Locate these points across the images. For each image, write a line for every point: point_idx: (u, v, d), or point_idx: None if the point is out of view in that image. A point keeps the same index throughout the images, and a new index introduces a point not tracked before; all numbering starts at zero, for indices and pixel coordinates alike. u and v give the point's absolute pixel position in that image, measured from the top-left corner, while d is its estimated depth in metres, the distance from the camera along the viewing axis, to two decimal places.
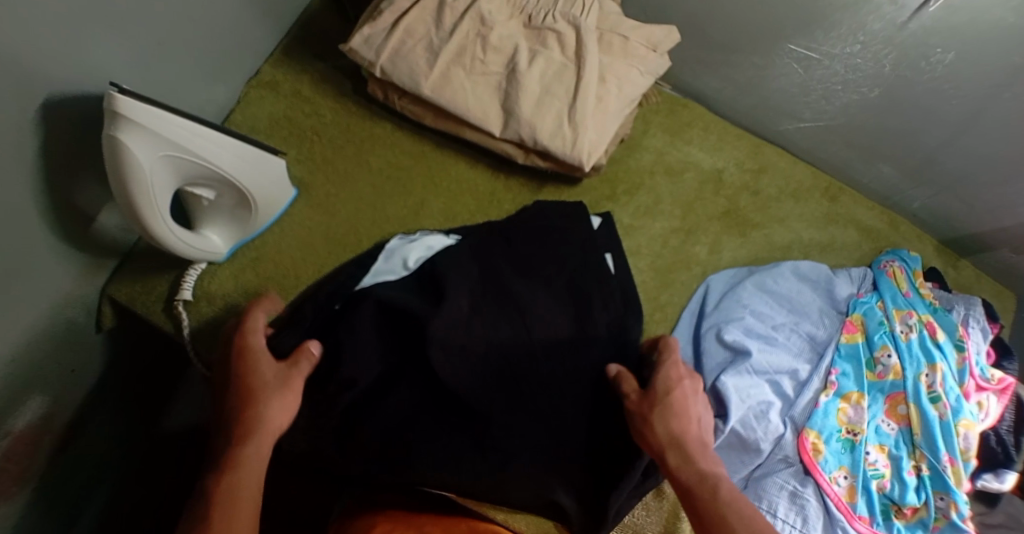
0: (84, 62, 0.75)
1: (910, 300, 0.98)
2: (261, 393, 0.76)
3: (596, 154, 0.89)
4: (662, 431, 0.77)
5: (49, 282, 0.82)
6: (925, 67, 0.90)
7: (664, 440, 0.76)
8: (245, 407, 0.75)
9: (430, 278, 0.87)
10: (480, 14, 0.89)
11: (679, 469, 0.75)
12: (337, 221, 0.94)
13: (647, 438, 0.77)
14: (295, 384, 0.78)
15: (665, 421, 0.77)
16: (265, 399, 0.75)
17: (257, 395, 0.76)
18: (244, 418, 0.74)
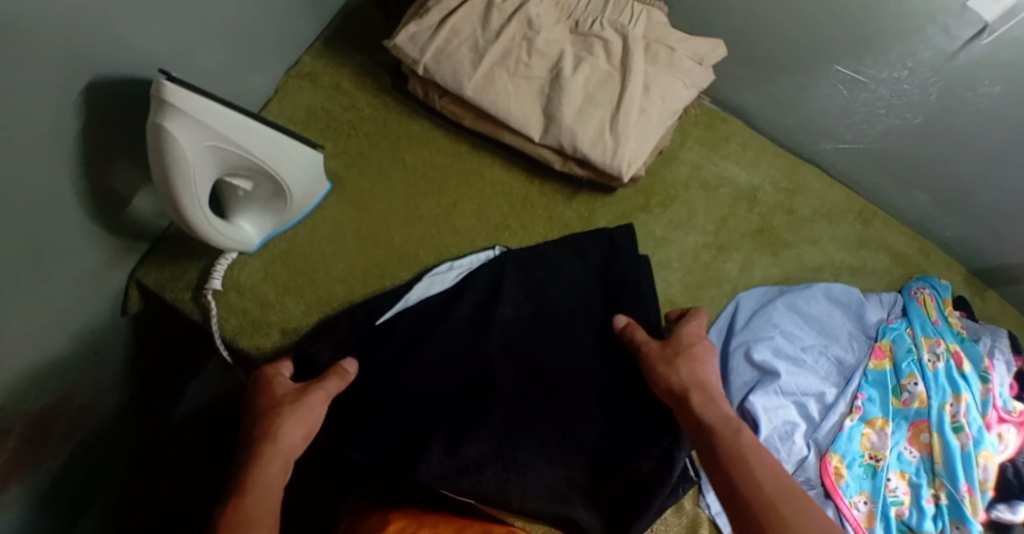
0: (129, 46, 0.74)
1: (939, 328, 0.97)
2: (276, 418, 0.73)
3: (636, 165, 0.89)
4: (683, 379, 0.78)
5: (79, 264, 0.82)
6: (972, 98, 0.89)
7: (685, 382, 0.78)
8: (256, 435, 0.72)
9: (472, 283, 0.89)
10: (528, 17, 0.88)
11: (711, 422, 0.73)
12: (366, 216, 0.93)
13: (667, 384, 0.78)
14: (313, 405, 0.75)
15: (683, 365, 0.79)
16: (276, 419, 0.73)
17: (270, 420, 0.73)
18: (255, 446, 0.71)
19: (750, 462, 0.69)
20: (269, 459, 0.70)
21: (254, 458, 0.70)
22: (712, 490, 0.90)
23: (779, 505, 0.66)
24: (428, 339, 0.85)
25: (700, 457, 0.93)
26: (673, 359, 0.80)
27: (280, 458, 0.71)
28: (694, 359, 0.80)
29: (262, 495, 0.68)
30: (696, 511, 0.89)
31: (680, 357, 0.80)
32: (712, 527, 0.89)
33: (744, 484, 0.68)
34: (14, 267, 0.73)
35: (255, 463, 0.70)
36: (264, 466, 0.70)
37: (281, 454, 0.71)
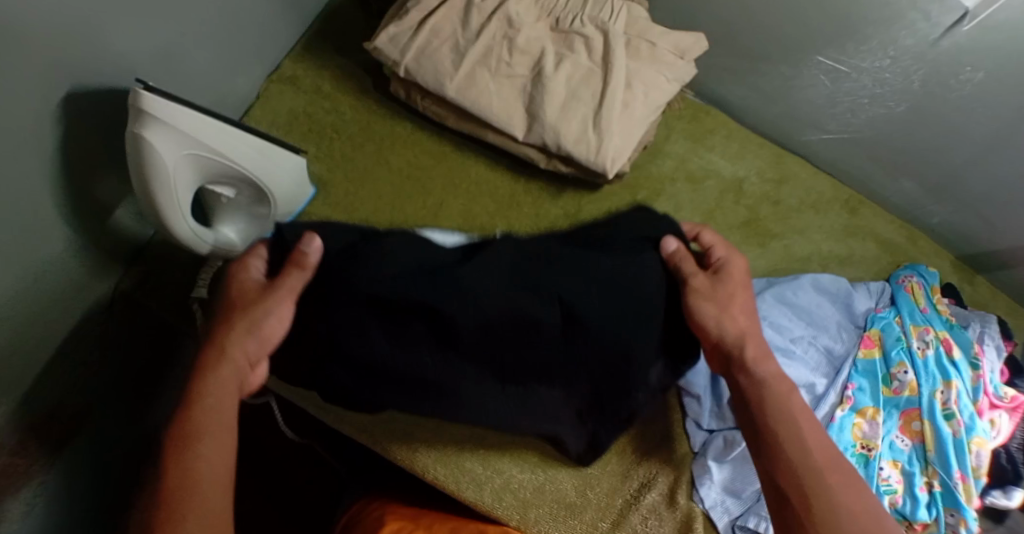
0: (105, 55, 0.73)
1: (927, 316, 0.98)
2: (229, 323, 0.70)
3: (620, 160, 0.88)
4: (728, 328, 0.74)
5: (64, 276, 0.81)
6: (954, 85, 0.89)
7: (738, 332, 0.74)
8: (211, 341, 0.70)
9: None
10: (508, 16, 0.88)
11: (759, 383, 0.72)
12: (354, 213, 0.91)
13: (715, 329, 0.74)
14: (274, 305, 0.71)
15: (734, 313, 0.75)
16: (229, 323, 0.70)
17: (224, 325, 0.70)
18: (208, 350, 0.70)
19: (805, 445, 0.70)
20: (225, 363, 0.69)
21: (206, 366, 0.69)
22: (706, 484, 0.88)
23: (829, 490, 0.67)
24: None
25: (693, 451, 0.91)
26: (723, 300, 0.75)
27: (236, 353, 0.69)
28: (741, 307, 0.76)
29: (209, 402, 0.68)
30: (690, 506, 0.88)
31: (727, 300, 0.75)
32: (706, 522, 0.87)
33: (795, 466, 0.69)
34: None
35: (206, 368, 0.69)
36: (216, 374, 0.69)
37: (237, 348, 0.69)
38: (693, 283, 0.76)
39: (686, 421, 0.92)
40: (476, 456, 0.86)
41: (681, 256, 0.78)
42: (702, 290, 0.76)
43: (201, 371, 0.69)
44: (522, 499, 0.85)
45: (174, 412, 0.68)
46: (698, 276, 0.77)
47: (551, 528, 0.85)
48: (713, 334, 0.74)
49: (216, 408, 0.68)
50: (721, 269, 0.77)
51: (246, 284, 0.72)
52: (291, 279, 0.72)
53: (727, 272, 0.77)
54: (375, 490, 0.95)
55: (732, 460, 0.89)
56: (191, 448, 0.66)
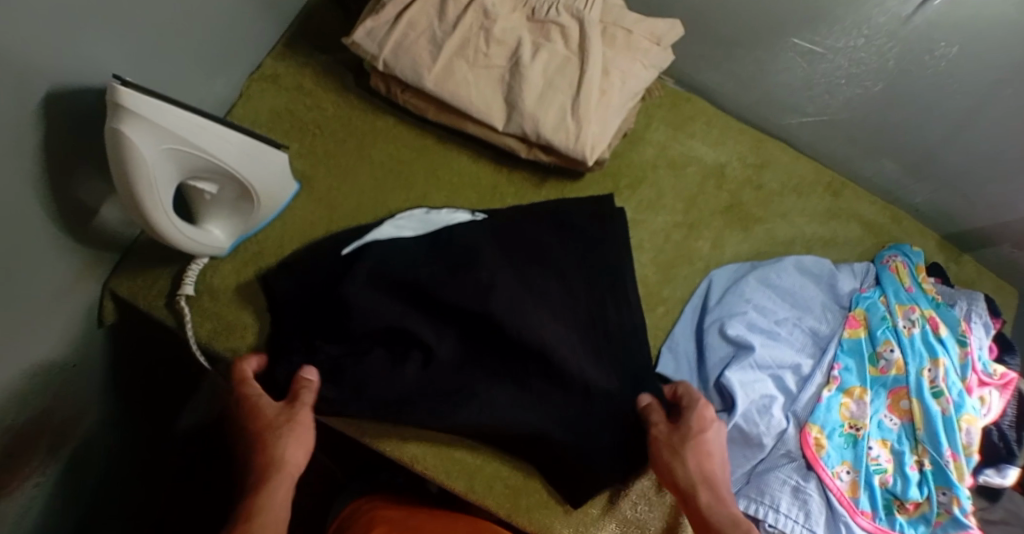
0: (85, 55, 0.74)
1: (912, 295, 0.98)
2: (279, 444, 0.78)
3: (599, 148, 0.89)
4: (686, 474, 0.81)
5: (50, 277, 0.82)
6: (929, 61, 0.90)
7: (693, 479, 0.80)
8: (264, 459, 0.78)
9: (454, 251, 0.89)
10: (483, 7, 0.89)
11: (707, 507, 0.79)
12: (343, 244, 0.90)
13: (672, 473, 0.81)
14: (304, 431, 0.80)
15: (691, 458, 0.81)
16: (278, 440, 0.78)
17: (268, 446, 0.78)
18: (262, 471, 0.77)
19: None
20: (279, 484, 0.77)
21: (262, 483, 0.76)
22: None
23: None
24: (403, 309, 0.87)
25: None
26: (681, 448, 0.82)
27: (293, 458, 0.78)
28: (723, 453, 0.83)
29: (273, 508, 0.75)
30: None
31: (684, 449, 0.82)
32: None
33: None
34: None
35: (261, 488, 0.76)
36: (279, 485, 0.77)
37: (291, 456, 0.78)
38: (660, 452, 0.82)
39: None
40: (465, 445, 0.86)
41: (654, 414, 0.85)
42: (660, 447, 0.83)
43: (262, 484, 0.76)
44: (513, 488, 0.86)
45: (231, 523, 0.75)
46: (664, 430, 0.83)
47: (544, 516, 0.86)
48: (673, 479, 0.81)
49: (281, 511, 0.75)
50: (685, 417, 0.84)
51: (269, 402, 0.81)
52: (303, 401, 0.81)
53: (697, 421, 0.83)
54: (370, 493, 0.97)
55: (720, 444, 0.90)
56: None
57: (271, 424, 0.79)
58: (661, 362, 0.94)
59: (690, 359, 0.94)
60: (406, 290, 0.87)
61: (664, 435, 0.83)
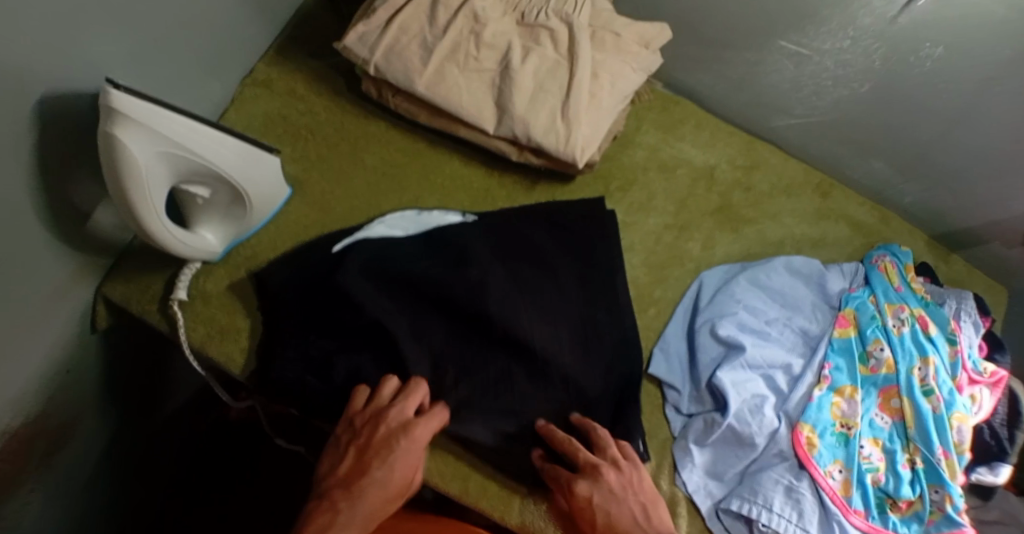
0: (78, 60, 0.75)
1: (901, 295, 0.98)
2: (383, 478, 0.78)
3: (590, 150, 0.90)
4: None
5: (43, 281, 0.82)
6: (915, 62, 0.91)
7: None
8: (358, 489, 0.77)
9: (446, 252, 0.90)
10: (473, 12, 0.90)
11: None
12: (335, 248, 0.90)
13: None
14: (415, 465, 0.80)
15: None
16: (404, 458, 0.79)
17: (365, 474, 0.78)
18: (349, 495, 0.77)
19: None
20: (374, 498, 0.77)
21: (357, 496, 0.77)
22: (687, 467, 0.90)
23: None
24: (400, 307, 0.88)
25: (673, 436, 0.92)
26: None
27: (398, 475, 0.79)
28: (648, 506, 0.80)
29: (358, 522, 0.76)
30: (673, 491, 0.89)
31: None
32: (690, 506, 0.89)
33: None
34: None
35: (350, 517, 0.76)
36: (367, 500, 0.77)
37: (394, 474, 0.79)
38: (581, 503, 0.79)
39: (666, 406, 0.93)
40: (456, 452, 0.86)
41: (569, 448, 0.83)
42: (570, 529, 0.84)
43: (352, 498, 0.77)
44: (506, 491, 0.86)
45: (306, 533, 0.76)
46: (580, 475, 0.81)
47: (537, 518, 0.85)
48: None
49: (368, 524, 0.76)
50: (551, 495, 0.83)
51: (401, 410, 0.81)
52: (434, 418, 0.82)
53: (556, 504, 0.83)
54: None
55: (711, 443, 0.90)
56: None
57: (412, 443, 0.80)
58: (652, 363, 0.94)
59: (681, 360, 0.95)
60: (400, 290, 0.88)
61: (585, 481, 0.80)
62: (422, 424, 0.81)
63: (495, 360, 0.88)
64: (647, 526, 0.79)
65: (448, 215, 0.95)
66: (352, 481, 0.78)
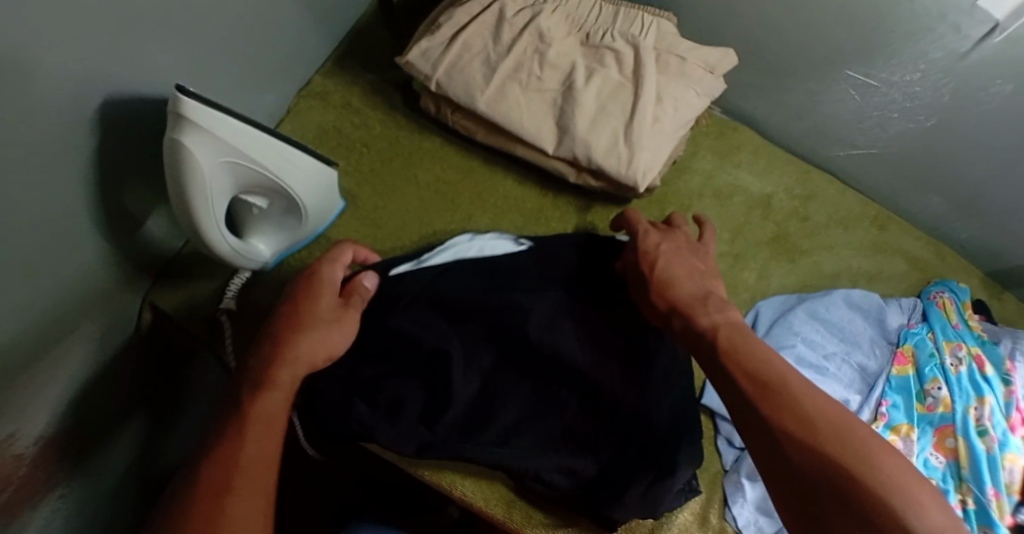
0: (146, 65, 0.74)
1: (959, 332, 0.96)
2: (291, 332, 0.72)
3: (651, 174, 0.88)
4: (671, 292, 0.78)
5: (92, 285, 0.81)
6: (984, 97, 0.89)
7: (663, 299, 0.78)
8: (272, 347, 0.71)
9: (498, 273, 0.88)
10: (539, 30, 0.89)
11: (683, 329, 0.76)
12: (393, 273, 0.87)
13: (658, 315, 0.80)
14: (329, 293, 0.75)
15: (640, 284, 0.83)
16: (309, 308, 0.74)
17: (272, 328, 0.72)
18: (261, 362, 0.70)
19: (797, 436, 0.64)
20: (284, 365, 0.70)
21: (267, 361, 0.70)
22: (739, 502, 0.87)
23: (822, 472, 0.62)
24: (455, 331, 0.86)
25: (724, 469, 0.89)
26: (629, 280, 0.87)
27: (307, 340, 0.72)
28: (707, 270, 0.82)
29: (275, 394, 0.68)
30: (722, 526, 0.87)
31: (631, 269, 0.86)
32: None
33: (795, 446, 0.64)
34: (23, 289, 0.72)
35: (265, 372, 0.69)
36: (284, 380, 0.69)
37: (308, 339, 0.72)
38: (644, 236, 0.84)
39: (718, 438, 0.91)
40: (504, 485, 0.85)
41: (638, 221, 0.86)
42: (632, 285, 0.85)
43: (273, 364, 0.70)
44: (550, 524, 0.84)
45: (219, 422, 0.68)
46: (654, 230, 0.84)
47: None
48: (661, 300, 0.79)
49: (281, 397, 0.69)
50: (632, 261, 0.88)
51: (325, 269, 0.76)
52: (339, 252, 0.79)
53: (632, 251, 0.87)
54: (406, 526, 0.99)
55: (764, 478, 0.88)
56: (228, 477, 0.63)
57: (318, 296, 0.75)
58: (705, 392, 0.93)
59: None
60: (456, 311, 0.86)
61: (655, 235, 0.84)
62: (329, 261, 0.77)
63: (546, 385, 0.86)
64: (700, 301, 0.77)
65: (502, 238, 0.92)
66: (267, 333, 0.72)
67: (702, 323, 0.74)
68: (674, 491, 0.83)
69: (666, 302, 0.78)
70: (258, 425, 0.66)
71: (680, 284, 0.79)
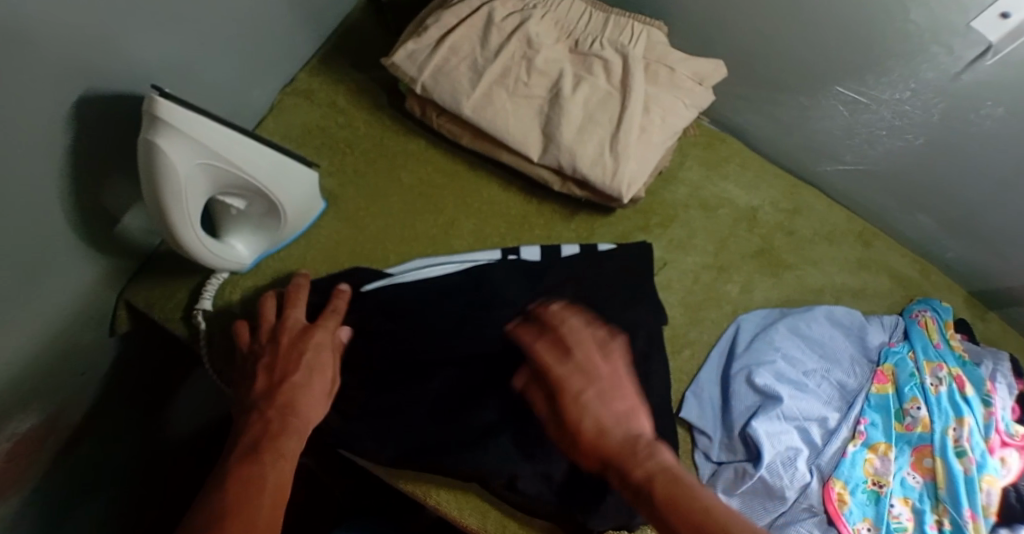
0: (123, 63, 0.72)
1: (940, 352, 0.96)
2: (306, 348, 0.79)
3: (636, 186, 0.87)
4: (568, 388, 0.77)
5: (65, 283, 0.80)
6: (974, 119, 0.88)
7: (568, 400, 0.77)
8: (293, 361, 0.78)
9: (478, 281, 0.87)
10: (528, 36, 0.87)
11: (594, 428, 0.75)
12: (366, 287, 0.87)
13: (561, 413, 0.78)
14: (326, 355, 0.79)
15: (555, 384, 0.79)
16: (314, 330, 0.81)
17: (281, 388, 0.75)
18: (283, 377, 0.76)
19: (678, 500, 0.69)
20: (309, 384, 0.77)
21: (291, 377, 0.77)
22: None
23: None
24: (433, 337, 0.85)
25: (700, 484, 0.88)
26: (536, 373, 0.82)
27: (326, 370, 0.79)
28: (612, 388, 0.77)
29: (307, 408, 0.76)
30: None
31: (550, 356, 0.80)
32: None
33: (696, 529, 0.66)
34: None
35: (278, 433, 0.73)
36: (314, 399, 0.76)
37: (326, 369, 0.79)
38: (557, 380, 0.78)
39: (695, 452, 0.90)
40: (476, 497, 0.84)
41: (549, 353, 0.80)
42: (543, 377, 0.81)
43: (300, 380, 0.76)
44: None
45: (250, 433, 0.73)
46: (569, 370, 0.77)
47: None
48: (566, 402, 0.77)
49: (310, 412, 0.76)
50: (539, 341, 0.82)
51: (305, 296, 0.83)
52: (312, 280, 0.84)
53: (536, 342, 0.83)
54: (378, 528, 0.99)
55: (740, 494, 0.87)
56: (259, 482, 0.69)
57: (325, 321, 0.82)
58: (684, 405, 0.92)
59: (714, 405, 0.92)
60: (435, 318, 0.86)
61: (571, 377, 0.77)
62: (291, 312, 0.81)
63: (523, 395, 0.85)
64: (579, 402, 0.76)
65: (484, 254, 0.91)
66: (274, 394, 0.75)
67: (636, 477, 0.72)
68: None
69: (598, 453, 0.75)
70: (273, 470, 0.70)
71: (572, 383, 0.77)
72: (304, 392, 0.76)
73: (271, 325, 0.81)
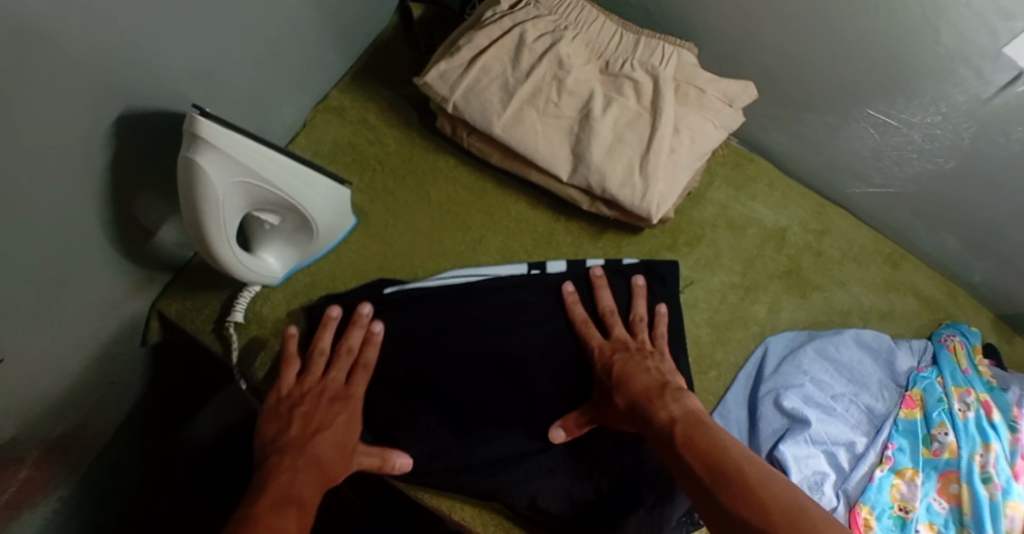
0: (164, 81, 0.74)
1: (968, 377, 0.95)
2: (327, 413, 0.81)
3: (665, 206, 0.88)
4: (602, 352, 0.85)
5: (101, 294, 0.81)
6: (1004, 143, 0.87)
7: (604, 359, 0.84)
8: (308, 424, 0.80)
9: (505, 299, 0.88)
10: (559, 56, 0.88)
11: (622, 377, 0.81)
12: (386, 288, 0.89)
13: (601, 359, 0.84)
14: (358, 421, 0.82)
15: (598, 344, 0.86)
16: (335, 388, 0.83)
17: (310, 441, 0.78)
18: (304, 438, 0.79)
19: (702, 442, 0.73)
20: (322, 441, 0.79)
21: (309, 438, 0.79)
22: None
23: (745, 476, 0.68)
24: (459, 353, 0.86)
25: None
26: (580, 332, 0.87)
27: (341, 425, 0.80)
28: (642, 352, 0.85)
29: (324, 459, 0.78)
30: None
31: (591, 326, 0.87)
32: None
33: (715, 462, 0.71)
34: (31, 296, 0.72)
35: (295, 482, 0.76)
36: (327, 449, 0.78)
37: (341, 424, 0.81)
38: (595, 349, 0.85)
39: None
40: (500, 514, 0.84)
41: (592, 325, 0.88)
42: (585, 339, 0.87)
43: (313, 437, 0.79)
44: None
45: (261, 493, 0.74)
46: (607, 341, 0.86)
47: None
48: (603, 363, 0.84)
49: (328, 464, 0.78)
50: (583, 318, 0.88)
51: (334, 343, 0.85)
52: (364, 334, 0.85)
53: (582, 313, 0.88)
54: None
55: None
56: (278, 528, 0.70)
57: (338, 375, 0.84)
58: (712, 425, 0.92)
59: (741, 427, 0.92)
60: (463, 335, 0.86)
61: (609, 345, 0.86)
62: (338, 372, 0.83)
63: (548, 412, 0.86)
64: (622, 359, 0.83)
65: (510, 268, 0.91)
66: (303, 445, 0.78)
67: (660, 417, 0.77)
68: (673, 523, 0.83)
69: (628, 401, 0.79)
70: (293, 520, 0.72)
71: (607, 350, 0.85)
72: (319, 452, 0.78)
73: (316, 381, 0.83)
